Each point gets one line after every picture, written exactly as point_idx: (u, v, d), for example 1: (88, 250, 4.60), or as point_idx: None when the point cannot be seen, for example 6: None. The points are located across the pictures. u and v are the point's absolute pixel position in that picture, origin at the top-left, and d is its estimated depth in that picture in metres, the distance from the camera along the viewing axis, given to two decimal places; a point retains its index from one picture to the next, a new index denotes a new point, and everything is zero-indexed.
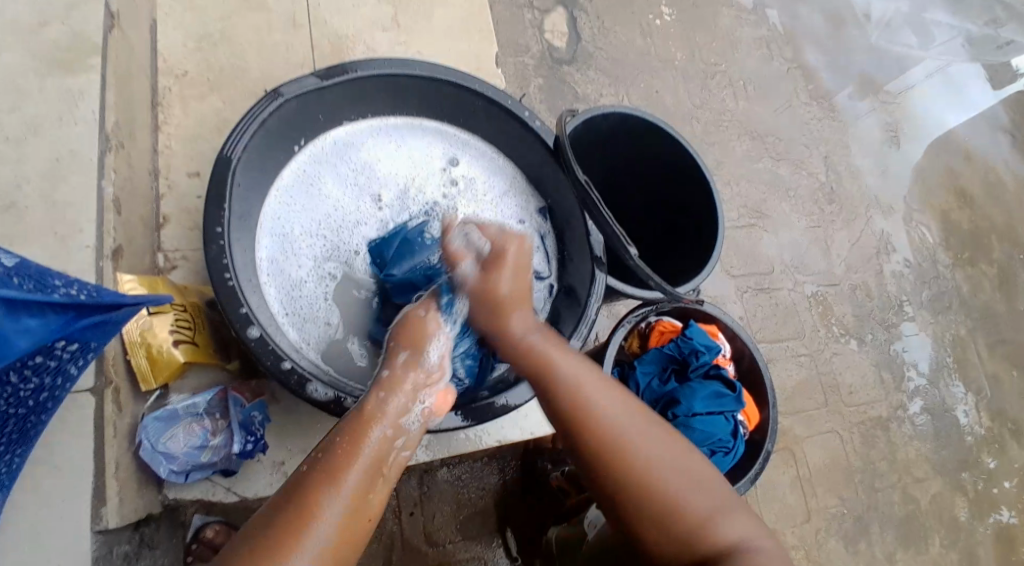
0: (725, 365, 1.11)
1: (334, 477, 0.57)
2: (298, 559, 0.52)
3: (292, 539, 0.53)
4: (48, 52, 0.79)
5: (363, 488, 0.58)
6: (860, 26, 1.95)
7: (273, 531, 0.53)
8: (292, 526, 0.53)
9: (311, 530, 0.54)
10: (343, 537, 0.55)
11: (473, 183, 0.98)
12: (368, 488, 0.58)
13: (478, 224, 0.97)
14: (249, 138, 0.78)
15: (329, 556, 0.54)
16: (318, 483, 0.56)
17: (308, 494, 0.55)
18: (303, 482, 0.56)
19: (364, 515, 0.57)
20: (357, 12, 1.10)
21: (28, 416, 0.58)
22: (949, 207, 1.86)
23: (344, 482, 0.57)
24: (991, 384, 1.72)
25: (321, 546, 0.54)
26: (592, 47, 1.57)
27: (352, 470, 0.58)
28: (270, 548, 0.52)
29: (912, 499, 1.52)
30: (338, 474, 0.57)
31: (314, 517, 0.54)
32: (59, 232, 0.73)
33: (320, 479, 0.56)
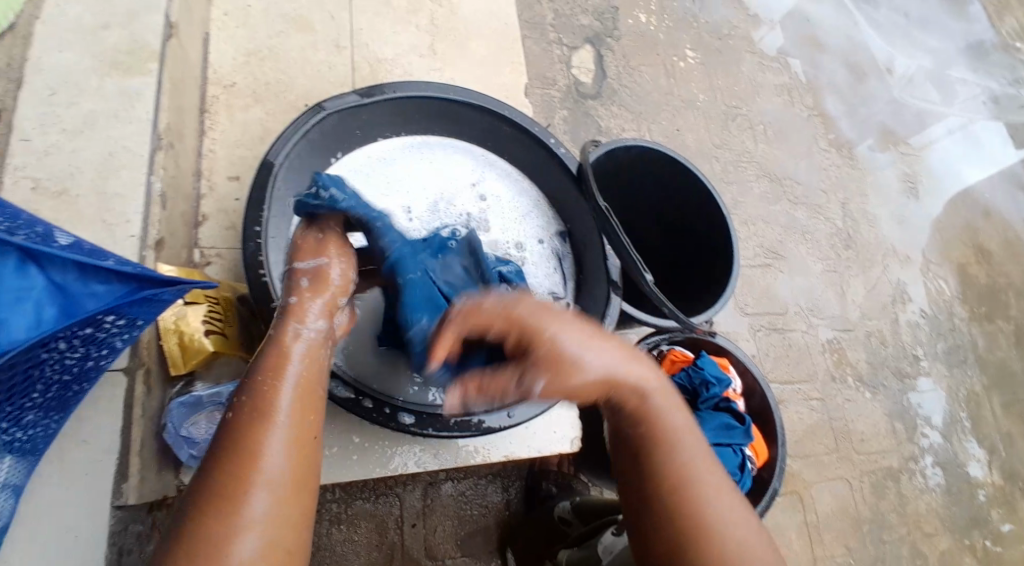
0: (736, 399, 1.12)
1: (268, 412, 0.56)
2: (257, 496, 0.52)
3: (241, 475, 0.52)
4: (111, 55, 0.85)
5: (298, 417, 0.57)
6: (882, 79, 1.99)
7: (218, 473, 0.52)
8: (239, 462, 0.53)
9: (262, 466, 0.53)
10: (294, 467, 0.55)
11: (498, 200, 1.01)
12: (303, 415, 0.58)
13: (501, 242, 0.99)
14: (292, 146, 0.83)
15: (287, 485, 0.54)
16: (253, 423, 0.55)
17: (243, 433, 0.54)
18: (236, 419, 0.55)
19: (306, 435, 0.57)
20: (397, 38, 1.16)
21: (70, 384, 0.61)
22: (967, 260, 1.87)
23: (277, 417, 0.56)
24: (1005, 441, 1.70)
25: (275, 480, 0.53)
26: (617, 84, 1.63)
27: (283, 398, 0.58)
28: (222, 490, 0.52)
29: (921, 554, 1.50)
30: (269, 409, 0.56)
31: (260, 455, 0.54)
32: (106, 221, 0.78)
33: (251, 418, 0.55)
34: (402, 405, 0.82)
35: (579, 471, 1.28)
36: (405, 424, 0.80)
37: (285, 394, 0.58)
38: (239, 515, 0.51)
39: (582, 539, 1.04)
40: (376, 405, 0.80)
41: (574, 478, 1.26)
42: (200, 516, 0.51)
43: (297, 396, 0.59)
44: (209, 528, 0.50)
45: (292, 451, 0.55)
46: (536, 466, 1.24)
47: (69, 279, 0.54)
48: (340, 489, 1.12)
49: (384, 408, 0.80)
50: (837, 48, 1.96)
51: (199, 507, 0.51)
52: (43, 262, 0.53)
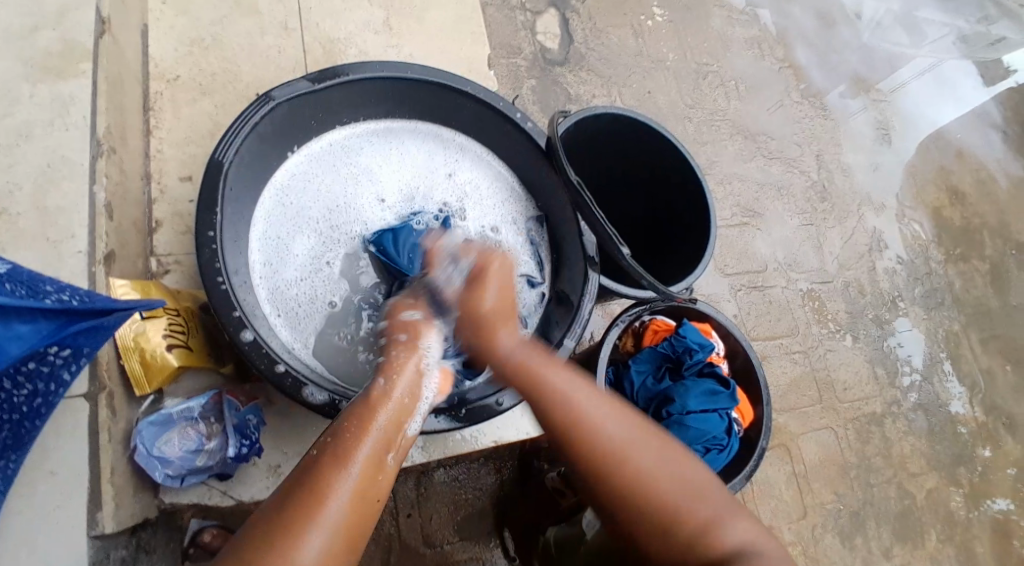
0: (719, 363, 1.11)
1: (345, 455, 0.57)
2: (314, 539, 0.52)
3: (309, 515, 0.53)
4: (39, 56, 0.80)
5: (370, 472, 0.58)
6: (851, 24, 1.96)
7: (289, 513, 0.53)
8: (310, 502, 0.54)
9: (326, 509, 0.54)
10: (356, 520, 0.55)
11: (472, 186, 0.99)
12: (376, 469, 0.58)
13: (474, 226, 0.97)
14: (241, 141, 0.78)
15: (344, 534, 0.54)
16: (331, 469, 0.56)
17: (319, 476, 0.55)
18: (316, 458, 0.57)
19: (374, 493, 0.57)
20: (348, 16, 1.10)
21: (21, 423, 0.58)
22: (941, 203, 1.87)
23: (352, 459, 0.57)
24: (985, 379, 1.73)
25: (338, 524, 0.54)
26: (584, 47, 1.58)
27: (361, 453, 0.58)
28: (288, 526, 0.52)
29: (908, 495, 1.53)
30: (346, 453, 0.57)
31: (328, 496, 0.54)
32: (51, 238, 0.73)
33: (330, 463, 0.56)
34: None
35: None
36: None
37: (365, 446, 0.59)
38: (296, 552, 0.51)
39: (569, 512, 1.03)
40: None
41: None
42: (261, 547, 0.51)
43: (375, 446, 0.59)
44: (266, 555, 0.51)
45: (357, 501, 0.56)
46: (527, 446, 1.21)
47: None
48: None
49: None
50: None
51: (258, 540, 0.52)
52: None
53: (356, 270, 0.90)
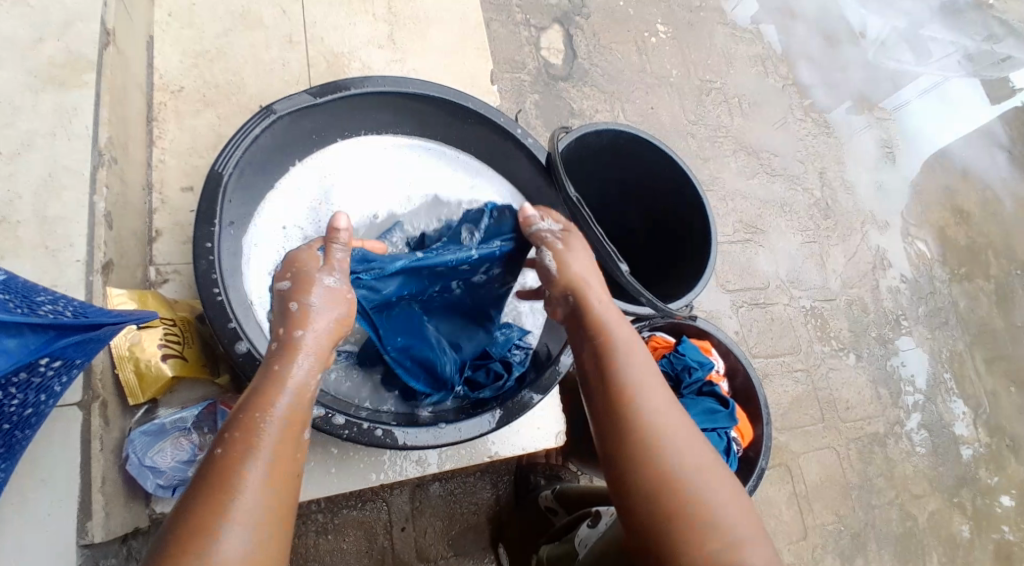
0: (719, 382, 1.10)
1: (250, 444, 0.55)
2: (230, 533, 0.51)
3: (217, 509, 0.51)
4: (43, 68, 0.80)
5: (281, 451, 0.56)
6: (855, 42, 1.96)
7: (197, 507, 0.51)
8: (218, 491, 0.52)
9: (232, 502, 0.52)
10: (273, 501, 0.54)
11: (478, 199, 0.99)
12: (288, 438, 0.57)
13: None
14: (240, 153, 0.78)
15: (266, 514, 0.53)
16: (239, 454, 0.54)
17: (226, 473, 0.53)
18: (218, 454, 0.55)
19: (287, 472, 0.56)
20: (352, 30, 1.11)
21: (11, 432, 0.58)
22: (945, 222, 1.86)
23: (260, 440, 0.56)
24: (989, 399, 1.71)
25: (256, 511, 0.53)
26: (587, 63, 1.59)
27: (268, 421, 0.57)
28: (202, 521, 0.51)
29: (910, 516, 1.51)
30: (254, 440, 0.56)
31: (242, 479, 0.53)
32: (50, 247, 0.74)
33: (238, 455, 0.54)
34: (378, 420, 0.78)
35: (567, 462, 1.27)
36: (383, 439, 0.77)
37: (274, 413, 0.58)
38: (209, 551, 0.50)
39: (563, 531, 1.01)
40: (347, 422, 0.75)
41: (562, 469, 1.25)
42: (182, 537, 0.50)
43: (283, 424, 0.58)
44: (183, 553, 0.49)
45: (270, 488, 0.54)
46: (524, 461, 1.22)
47: None
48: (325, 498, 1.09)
49: (361, 424, 0.76)
50: (809, 12, 1.93)
51: (172, 543, 0.50)
52: None
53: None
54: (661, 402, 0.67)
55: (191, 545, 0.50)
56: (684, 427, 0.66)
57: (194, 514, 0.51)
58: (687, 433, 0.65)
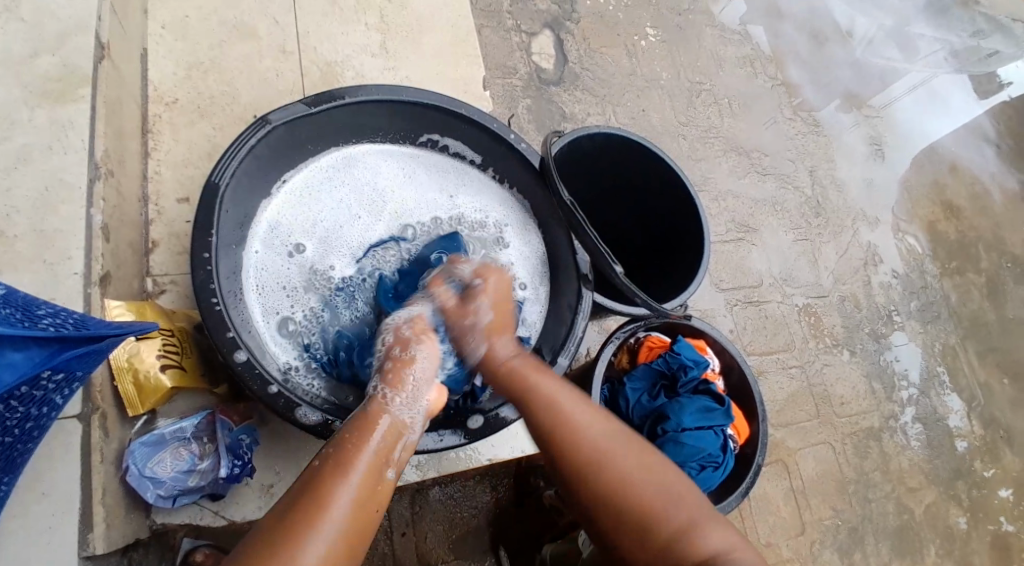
0: (714, 380, 1.11)
1: (346, 462, 0.60)
2: (321, 535, 0.55)
3: (315, 516, 0.55)
4: (38, 81, 0.81)
5: (371, 477, 0.60)
6: (842, 41, 1.98)
7: (288, 515, 0.56)
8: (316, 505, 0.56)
9: (331, 510, 0.56)
10: (355, 528, 0.57)
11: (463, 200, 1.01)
12: (380, 470, 0.61)
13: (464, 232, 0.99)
14: (237, 164, 0.79)
15: (349, 536, 0.56)
16: (332, 473, 0.59)
17: (321, 481, 0.58)
18: (314, 467, 0.60)
19: (374, 503, 0.60)
20: (345, 39, 1.12)
21: (14, 445, 0.59)
22: (936, 217, 1.88)
23: (355, 464, 0.60)
24: (983, 391, 1.73)
25: (342, 528, 0.56)
26: (578, 67, 1.60)
27: (365, 453, 0.61)
28: (291, 527, 0.54)
29: (907, 510, 1.53)
30: (348, 461, 0.60)
31: (332, 495, 0.57)
32: (47, 260, 0.74)
33: (332, 470, 0.59)
34: None
35: None
36: None
37: (370, 447, 0.62)
38: (299, 549, 0.54)
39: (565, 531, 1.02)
40: None
41: None
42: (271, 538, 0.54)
43: (375, 456, 0.62)
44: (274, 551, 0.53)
45: (361, 505, 0.58)
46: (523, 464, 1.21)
47: None
48: None
49: None
50: (796, 13, 1.95)
51: (269, 536, 0.54)
52: None
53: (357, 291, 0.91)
54: (602, 433, 0.69)
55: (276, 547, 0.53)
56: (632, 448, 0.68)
57: (289, 521, 0.55)
58: (636, 451, 0.67)
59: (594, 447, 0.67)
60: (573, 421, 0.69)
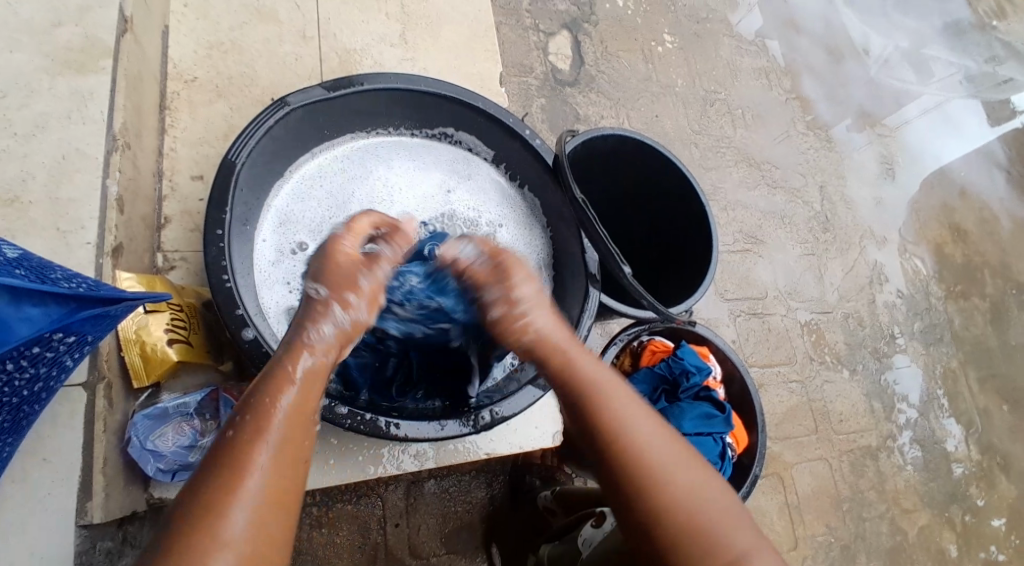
0: (716, 388, 1.11)
1: (260, 428, 0.55)
2: (237, 511, 0.51)
3: (229, 489, 0.51)
4: (60, 51, 0.81)
5: (288, 439, 0.56)
6: (859, 59, 1.98)
7: (205, 491, 0.51)
8: (227, 478, 0.52)
9: (244, 483, 0.52)
10: (276, 494, 0.53)
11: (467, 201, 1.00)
12: (299, 427, 0.57)
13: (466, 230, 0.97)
14: (253, 144, 0.80)
15: (270, 504, 0.52)
16: (248, 439, 0.54)
17: (238, 448, 0.53)
18: (227, 437, 0.54)
19: (297, 459, 0.56)
20: (366, 27, 1.12)
21: (21, 405, 0.59)
22: (943, 240, 1.88)
23: (272, 426, 0.56)
24: (982, 417, 1.73)
25: (259, 499, 0.52)
26: (594, 70, 1.60)
27: (279, 412, 0.57)
28: (204, 503, 0.50)
29: (899, 530, 1.52)
30: (264, 425, 0.55)
31: (248, 466, 0.53)
32: (61, 228, 0.75)
33: (250, 434, 0.54)
34: (384, 413, 0.79)
35: (563, 464, 1.26)
36: (388, 431, 0.78)
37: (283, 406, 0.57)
38: (216, 529, 0.50)
39: (564, 532, 1.02)
40: (349, 412, 0.76)
41: (557, 470, 1.25)
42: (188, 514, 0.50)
43: (289, 418, 0.57)
44: (194, 530, 0.49)
45: (280, 472, 0.54)
46: (519, 461, 1.22)
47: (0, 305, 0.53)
48: (320, 491, 1.09)
49: (364, 415, 0.77)
50: (815, 29, 1.95)
51: (184, 517, 0.50)
52: None
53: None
54: (651, 429, 0.63)
55: (195, 528, 0.49)
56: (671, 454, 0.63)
57: (208, 496, 0.51)
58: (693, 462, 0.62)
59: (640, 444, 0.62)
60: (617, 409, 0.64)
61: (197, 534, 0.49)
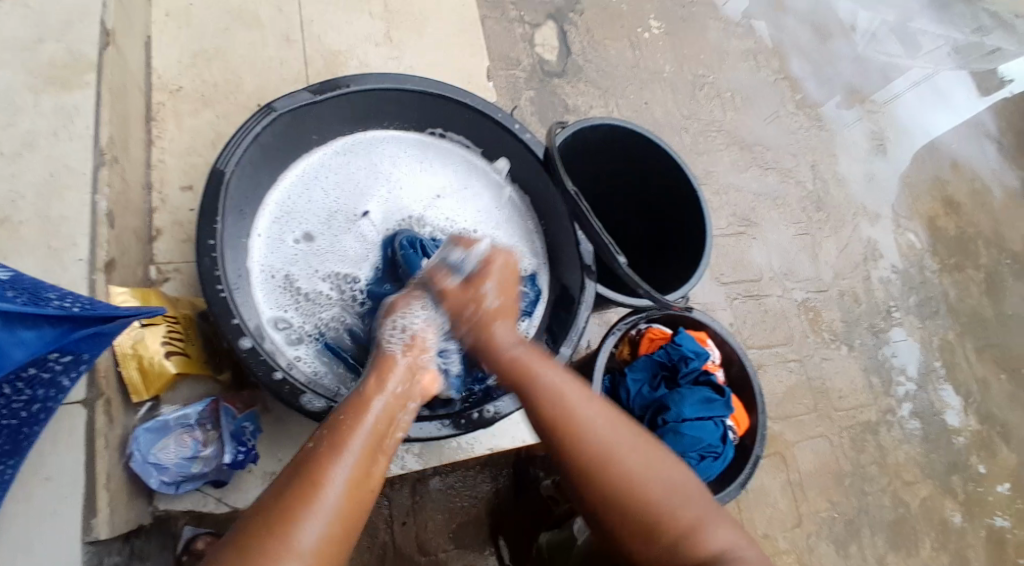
0: (714, 371, 1.12)
1: (339, 443, 0.57)
2: (309, 522, 0.51)
3: (305, 499, 0.52)
4: (41, 66, 0.81)
5: (364, 459, 0.57)
6: (846, 36, 1.98)
7: (289, 490, 0.53)
8: (308, 485, 0.53)
9: (320, 495, 0.53)
10: (352, 508, 0.54)
11: (489, 214, 1.01)
12: (373, 449, 0.60)
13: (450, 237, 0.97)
14: (241, 152, 0.79)
15: (342, 519, 0.53)
16: (325, 454, 0.56)
17: (313, 461, 0.55)
18: (307, 448, 0.57)
19: (369, 479, 0.57)
20: (349, 28, 1.11)
21: (20, 427, 0.59)
22: (936, 213, 1.88)
23: (349, 443, 0.58)
24: (980, 388, 1.74)
25: (336, 506, 0.53)
26: (582, 59, 1.60)
27: (354, 434, 0.59)
28: (280, 512, 0.51)
29: (902, 503, 1.54)
30: (340, 441, 0.58)
31: (326, 473, 0.55)
32: (53, 246, 0.74)
33: (326, 449, 0.57)
34: None
35: None
36: None
37: (361, 428, 0.60)
38: (292, 540, 0.50)
39: (563, 519, 1.02)
40: None
41: None
42: (264, 516, 0.51)
43: (365, 438, 0.59)
44: (267, 531, 0.50)
45: (354, 487, 0.55)
46: (522, 454, 1.22)
47: None
48: None
49: None
50: (801, 7, 1.95)
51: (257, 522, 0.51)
52: None
53: (320, 294, 0.89)
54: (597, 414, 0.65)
55: (270, 533, 0.50)
56: (646, 448, 0.64)
57: (281, 503, 0.52)
58: (643, 450, 0.63)
59: (634, 477, 0.61)
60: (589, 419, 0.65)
61: (270, 536, 0.50)
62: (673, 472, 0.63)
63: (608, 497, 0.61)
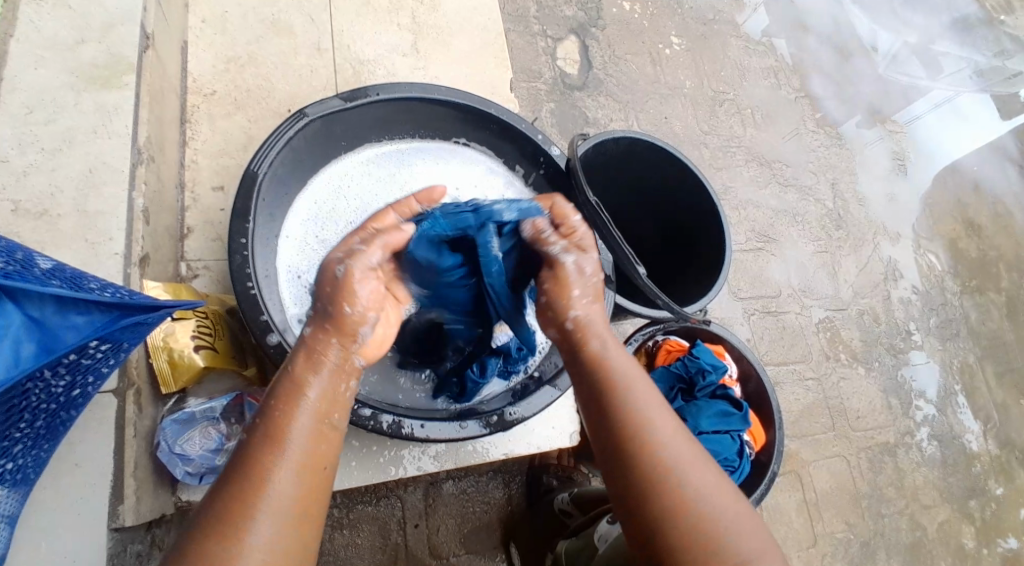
0: (732, 386, 1.12)
1: (278, 436, 0.57)
2: (259, 524, 0.53)
3: (251, 502, 0.54)
4: (84, 67, 0.84)
5: (310, 444, 0.59)
6: (867, 56, 1.99)
7: (234, 490, 0.54)
8: (242, 500, 0.54)
9: (263, 495, 0.54)
10: (300, 501, 0.56)
11: None
12: (317, 440, 0.59)
13: None
14: (275, 154, 0.82)
15: (292, 515, 0.55)
16: (263, 449, 0.56)
17: (254, 458, 0.56)
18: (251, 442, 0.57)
19: (319, 466, 0.59)
20: (378, 38, 1.14)
21: (58, 411, 0.62)
22: (956, 235, 1.87)
23: (290, 432, 0.58)
24: (1000, 412, 1.72)
25: (284, 506, 0.55)
26: (602, 73, 1.62)
27: (293, 424, 0.58)
28: (227, 518, 0.53)
29: (920, 527, 1.52)
30: (278, 434, 0.57)
31: (270, 470, 0.55)
32: (90, 239, 0.77)
33: (263, 444, 0.57)
34: (411, 416, 0.80)
35: (580, 463, 1.27)
36: (411, 433, 0.79)
37: (301, 420, 0.59)
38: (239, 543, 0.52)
39: (580, 528, 1.03)
40: (373, 414, 0.78)
41: (574, 469, 1.25)
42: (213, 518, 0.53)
43: (311, 422, 0.59)
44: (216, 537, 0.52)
45: (303, 478, 0.57)
46: (536, 461, 1.24)
47: (47, 313, 0.55)
48: (341, 494, 1.11)
49: (386, 419, 0.78)
50: (822, 27, 1.96)
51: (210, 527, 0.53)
52: (20, 297, 0.54)
53: None
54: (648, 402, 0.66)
55: (215, 540, 0.52)
56: (687, 444, 0.64)
57: (225, 509, 0.54)
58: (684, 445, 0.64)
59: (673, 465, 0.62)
60: (633, 414, 0.65)
61: (215, 546, 0.52)
62: (702, 469, 0.63)
63: (641, 498, 0.61)
